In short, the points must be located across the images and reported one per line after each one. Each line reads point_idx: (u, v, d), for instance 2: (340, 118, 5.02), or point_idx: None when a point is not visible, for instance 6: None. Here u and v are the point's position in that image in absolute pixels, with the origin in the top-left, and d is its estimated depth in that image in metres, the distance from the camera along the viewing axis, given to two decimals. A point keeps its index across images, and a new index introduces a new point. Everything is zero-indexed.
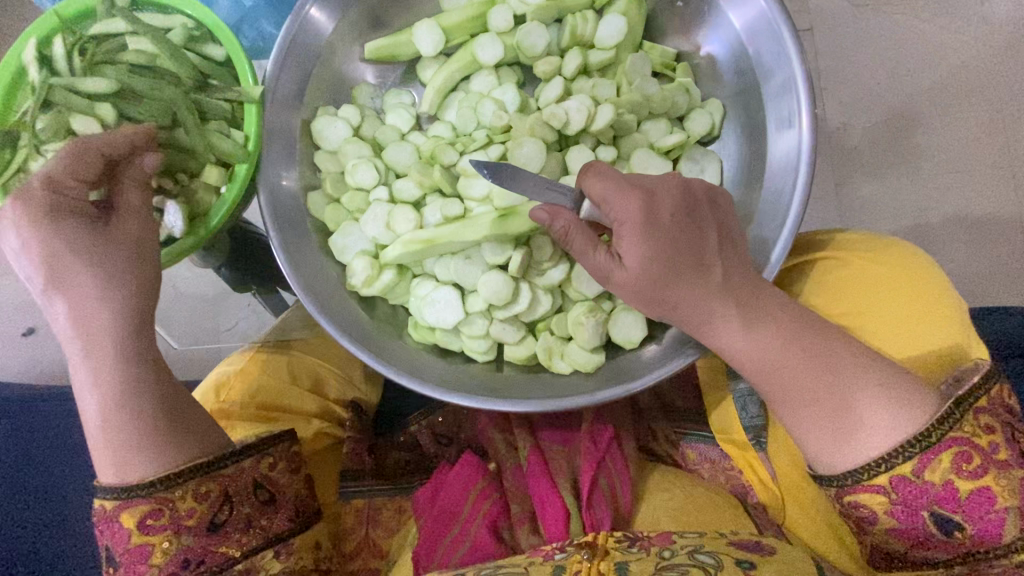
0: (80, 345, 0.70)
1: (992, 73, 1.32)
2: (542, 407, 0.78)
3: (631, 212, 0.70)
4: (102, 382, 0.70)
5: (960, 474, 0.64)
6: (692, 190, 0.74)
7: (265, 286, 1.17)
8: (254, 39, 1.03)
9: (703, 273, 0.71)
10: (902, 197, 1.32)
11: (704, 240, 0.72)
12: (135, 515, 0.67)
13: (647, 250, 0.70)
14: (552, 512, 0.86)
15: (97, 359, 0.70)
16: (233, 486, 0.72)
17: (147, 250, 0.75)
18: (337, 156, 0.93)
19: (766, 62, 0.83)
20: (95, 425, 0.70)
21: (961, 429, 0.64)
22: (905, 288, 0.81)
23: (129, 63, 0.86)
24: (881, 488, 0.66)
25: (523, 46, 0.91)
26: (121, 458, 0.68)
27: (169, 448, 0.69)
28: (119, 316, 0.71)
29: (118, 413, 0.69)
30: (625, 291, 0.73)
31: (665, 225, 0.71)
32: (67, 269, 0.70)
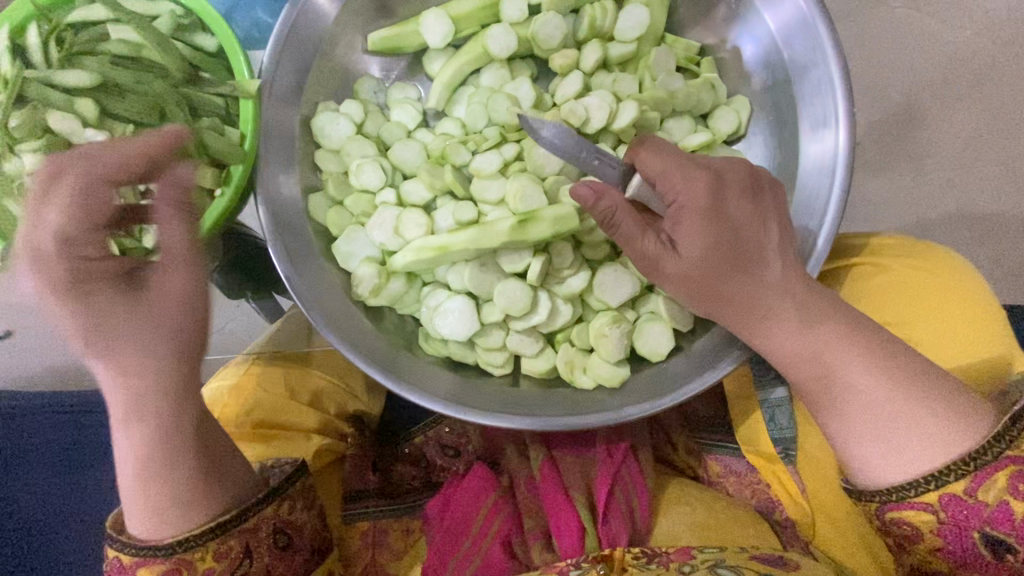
0: (130, 395, 0.64)
1: (994, 67, 1.28)
2: (564, 425, 0.73)
3: (694, 198, 0.65)
4: (139, 434, 0.65)
5: (1017, 496, 0.59)
6: (760, 179, 0.69)
7: (261, 292, 1.10)
8: (248, 28, 0.95)
9: (761, 268, 0.67)
10: (910, 194, 1.27)
11: (767, 236, 0.67)
12: (154, 571, 0.66)
13: (703, 243, 0.65)
14: (566, 524, 0.79)
15: (131, 415, 0.64)
16: (255, 544, 0.71)
17: (195, 308, 0.65)
18: (339, 156, 0.87)
19: (801, 62, 0.78)
20: (129, 474, 0.65)
21: (1021, 448, 0.59)
22: (945, 300, 0.79)
23: (112, 54, 0.80)
24: (927, 507, 0.62)
25: (539, 38, 0.85)
26: (155, 513, 0.66)
27: (209, 505, 0.67)
28: (172, 376, 0.65)
29: (153, 470, 0.65)
30: (674, 281, 0.68)
31: (731, 212, 0.66)
32: (112, 335, 0.61)
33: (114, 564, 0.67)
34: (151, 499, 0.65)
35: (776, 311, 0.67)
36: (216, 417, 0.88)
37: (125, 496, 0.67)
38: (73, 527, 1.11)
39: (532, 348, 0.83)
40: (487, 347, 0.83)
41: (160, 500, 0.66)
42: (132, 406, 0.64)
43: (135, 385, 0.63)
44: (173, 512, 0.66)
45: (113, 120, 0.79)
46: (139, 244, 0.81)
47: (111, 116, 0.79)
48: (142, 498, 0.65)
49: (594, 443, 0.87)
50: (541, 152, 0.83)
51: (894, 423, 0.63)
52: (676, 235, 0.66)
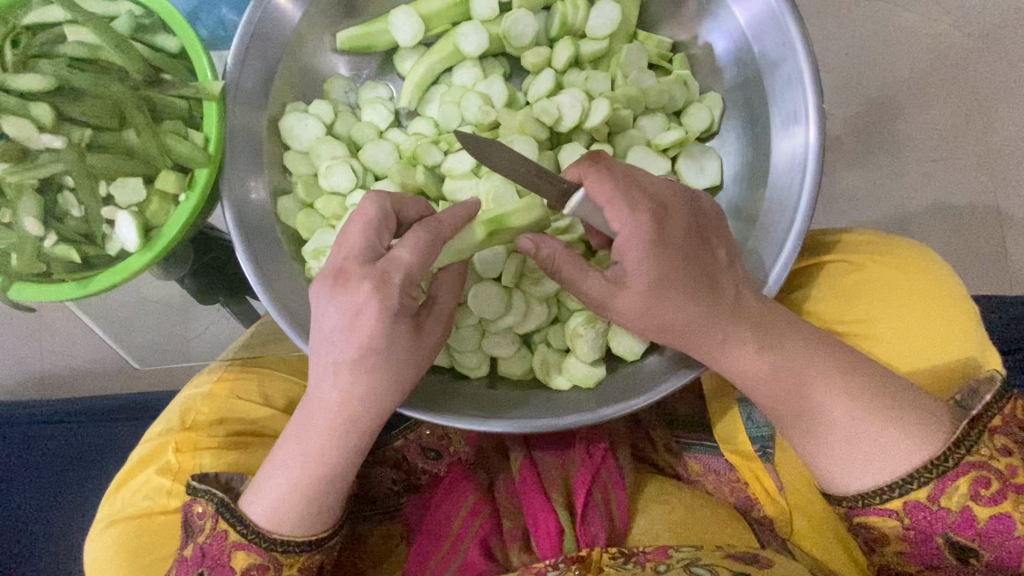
0: (349, 405, 0.68)
1: (969, 61, 1.29)
2: (535, 429, 0.73)
3: (639, 230, 0.64)
4: (343, 439, 0.69)
5: (977, 500, 0.62)
6: (699, 203, 0.70)
7: (237, 295, 1.05)
8: (213, 28, 0.93)
9: (715, 296, 0.67)
10: (886, 188, 1.28)
11: (715, 262, 0.68)
12: (247, 560, 0.71)
13: (653, 280, 0.65)
14: (545, 528, 0.78)
15: (348, 431, 0.69)
16: (329, 558, 0.77)
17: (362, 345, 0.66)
18: (309, 157, 0.85)
19: (770, 55, 0.78)
20: (313, 478, 0.70)
21: (979, 453, 0.62)
22: (918, 296, 0.79)
23: (68, 56, 0.77)
24: (894, 513, 0.64)
25: (510, 35, 0.84)
26: (308, 517, 0.71)
27: (336, 507, 0.73)
28: (388, 392, 0.68)
29: (327, 477, 0.71)
30: (627, 316, 0.68)
31: (677, 241, 0.66)
32: (376, 355, 0.65)
33: (217, 535, 0.71)
34: (301, 506, 0.71)
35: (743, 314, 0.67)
36: (189, 426, 0.86)
37: (269, 497, 0.71)
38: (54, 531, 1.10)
39: (507, 348, 0.81)
40: (461, 351, 0.81)
41: (313, 503, 0.71)
42: (355, 421, 0.68)
43: (374, 403, 0.68)
44: (328, 511, 0.73)
45: (70, 125, 0.77)
46: (102, 251, 0.80)
47: (68, 121, 0.77)
48: (295, 504, 0.70)
49: (573, 443, 0.86)
50: (514, 152, 0.81)
51: (861, 415, 0.65)
52: (626, 269, 0.65)
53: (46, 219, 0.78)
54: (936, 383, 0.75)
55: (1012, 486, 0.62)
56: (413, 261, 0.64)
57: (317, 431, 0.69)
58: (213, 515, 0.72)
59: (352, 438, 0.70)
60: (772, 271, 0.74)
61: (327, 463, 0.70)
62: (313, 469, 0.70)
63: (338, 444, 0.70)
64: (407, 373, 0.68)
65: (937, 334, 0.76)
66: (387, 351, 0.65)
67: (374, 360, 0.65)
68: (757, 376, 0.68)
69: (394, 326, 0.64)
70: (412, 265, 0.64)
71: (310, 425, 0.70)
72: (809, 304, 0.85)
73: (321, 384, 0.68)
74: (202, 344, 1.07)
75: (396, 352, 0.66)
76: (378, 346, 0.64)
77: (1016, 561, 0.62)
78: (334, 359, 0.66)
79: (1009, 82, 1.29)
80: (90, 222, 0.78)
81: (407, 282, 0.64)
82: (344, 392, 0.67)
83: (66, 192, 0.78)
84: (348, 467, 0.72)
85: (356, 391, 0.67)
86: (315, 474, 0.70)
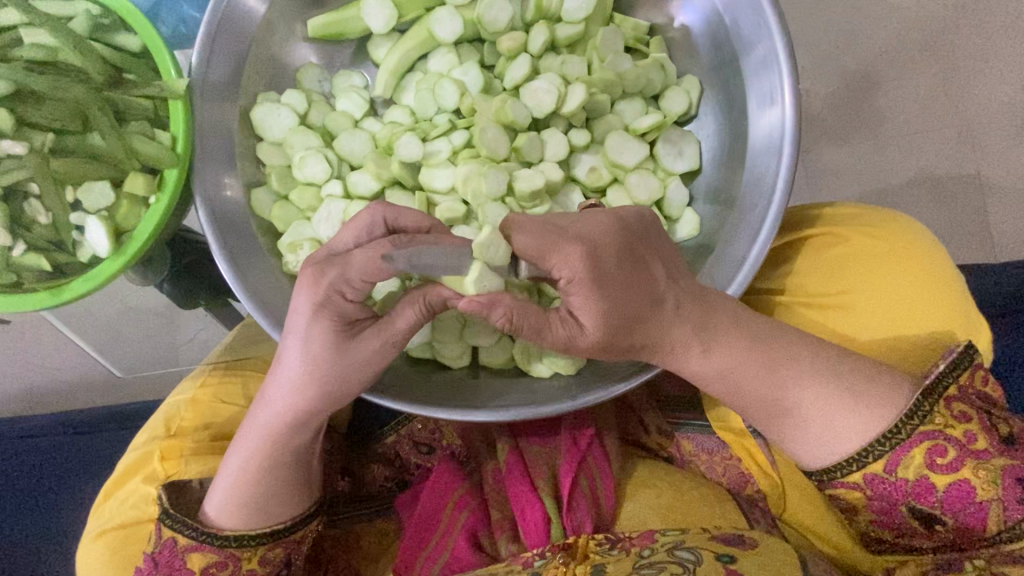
0: (299, 404, 0.68)
1: (948, 30, 1.29)
2: (508, 417, 0.72)
3: (574, 272, 0.60)
4: (295, 434, 0.71)
5: (934, 469, 0.63)
6: (630, 225, 0.65)
7: (218, 297, 1.02)
8: (174, 25, 0.91)
9: (659, 309, 0.64)
10: (871, 163, 1.28)
11: (654, 280, 0.64)
12: (205, 559, 0.72)
13: (604, 316, 0.61)
14: (532, 517, 0.77)
15: (299, 427, 0.70)
16: (295, 555, 0.77)
17: (320, 365, 0.65)
18: (282, 148, 0.84)
19: (745, 34, 0.77)
20: (262, 469, 0.71)
21: (932, 422, 0.63)
22: (900, 266, 0.80)
23: (26, 59, 0.75)
24: (856, 485, 0.66)
25: (484, 20, 0.82)
26: (259, 509, 0.72)
27: (289, 502, 0.74)
28: (333, 396, 0.67)
29: (272, 474, 0.72)
30: (594, 352, 0.64)
31: (613, 275, 0.61)
32: (324, 361, 0.65)
33: (168, 542, 0.72)
34: (248, 502, 0.72)
35: (706, 295, 0.67)
36: (173, 433, 0.85)
37: (222, 488, 0.73)
38: (49, 545, 1.09)
39: (489, 338, 0.80)
40: (444, 342, 0.80)
41: (259, 500, 0.72)
42: (296, 418, 0.69)
43: (309, 403, 0.68)
44: (276, 508, 0.73)
45: (31, 129, 0.75)
46: (75, 258, 0.79)
47: (30, 125, 0.75)
48: (240, 500, 0.72)
49: (558, 430, 0.86)
50: (490, 137, 0.80)
51: (840, 393, 0.66)
52: (576, 313, 0.62)
53: (13, 228, 0.76)
54: (918, 354, 0.75)
55: (970, 453, 0.62)
56: (359, 264, 0.61)
57: (261, 426, 0.71)
58: (160, 524, 0.73)
59: (296, 435, 0.71)
60: (750, 252, 0.73)
61: (271, 457, 0.71)
62: (257, 466, 0.71)
63: (282, 441, 0.71)
64: (341, 378, 0.66)
65: (920, 306, 0.77)
66: (315, 352, 0.65)
67: (326, 368, 0.65)
68: (732, 367, 0.67)
69: (322, 326, 0.64)
70: (353, 263, 0.61)
71: (266, 421, 0.70)
72: (792, 280, 0.85)
73: (275, 380, 0.69)
74: (193, 350, 1.03)
75: (352, 357, 0.65)
76: (307, 343, 0.65)
77: (981, 526, 0.63)
78: (288, 357, 0.66)
79: (986, 52, 1.29)
80: (59, 229, 0.77)
81: (344, 279, 0.62)
82: (281, 389, 0.68)
83: (31, 200, 0.76)
84: (293, 461, 0.73)
85: (293, 388, 0.67)
86: (258, 470, 0.71)
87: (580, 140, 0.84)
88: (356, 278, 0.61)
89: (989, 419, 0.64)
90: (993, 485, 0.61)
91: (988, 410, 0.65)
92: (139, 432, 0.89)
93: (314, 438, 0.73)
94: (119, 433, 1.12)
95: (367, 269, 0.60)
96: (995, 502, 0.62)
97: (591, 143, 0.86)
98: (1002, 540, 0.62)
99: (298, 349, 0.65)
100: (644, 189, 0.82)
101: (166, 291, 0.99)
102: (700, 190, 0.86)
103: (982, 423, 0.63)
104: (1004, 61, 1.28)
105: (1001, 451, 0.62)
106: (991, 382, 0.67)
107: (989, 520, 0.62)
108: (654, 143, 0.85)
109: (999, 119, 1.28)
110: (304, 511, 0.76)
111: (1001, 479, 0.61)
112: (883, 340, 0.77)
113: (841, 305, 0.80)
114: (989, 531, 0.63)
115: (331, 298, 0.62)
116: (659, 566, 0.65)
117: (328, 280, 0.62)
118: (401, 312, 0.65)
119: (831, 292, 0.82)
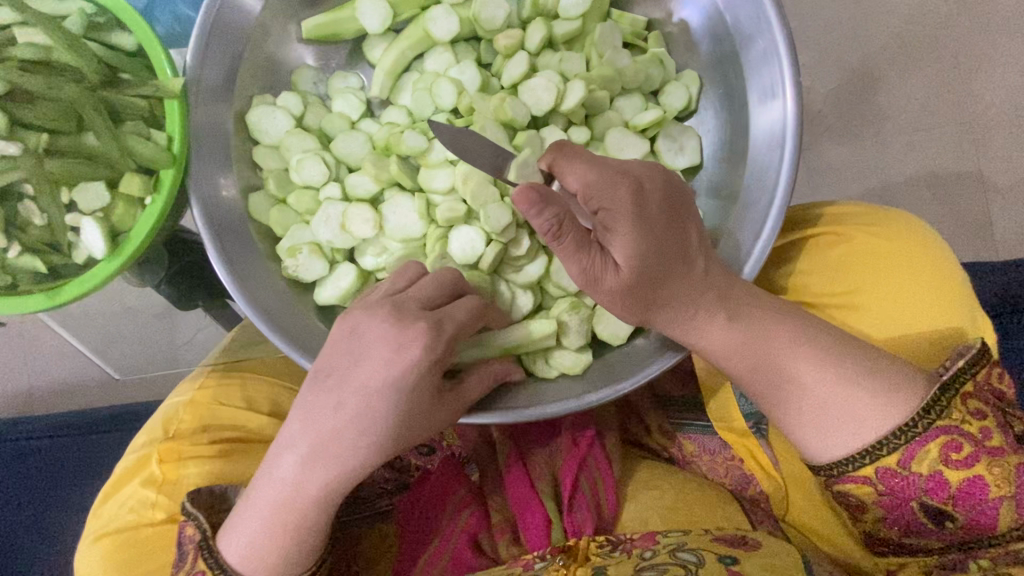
0: (345, 461, 0.65)
1: (948, 26, 1.28)
2: (519, 418, 0.71)
3: (617, 203, 0.62)
4: (328, 495, 0.66)
5: (948, 464, 0.62)
6: (674, 179, 0.67)
7: (216, 299, 1.01)
8: (169, 24, 0.90)
9: (688, 265, 0.65)
10: (872, 160, 1.27)
11: (687, 237, 0.65)
12: None
13: (635, 251, 0.63)
14: (533, 523, 0.76)
15: (337, 488, 0.66)
16: None
17: (384, 415, 0.64)
18: (279, 151, 0.83)
19: (745, 29, 0.76)
20: (285, 528, 0.66)
21: (950, 417, 0.62)
22: (903, 265, 0.79)
23: (19, 59, 0.73)
24: (867, 479, 0.64)
25: (481, 18, 0.82)
26: (281, 567, 0.67)
27: (313, 558, 0.70)
28: (380, 451, 0.66)
29: (296, 525, 0.67)
30: (612, 292, 0.66)
31: (654, 216, 0.63)
32: (387, 412, 0.64)
33: (179, 567, 0.70)
34: (275, 563, 0.67)
35: (722, 296, 0.67)
36: (171, 435, 0.85)
37: (237, 543, 0.67)
38: (49, 547, 1.08)
39: None
40: None
41: (283, 551, 0.67)
42: (338, 478, 0.66)
43: (360, 459, 0.65)
44: (301, 557, 0.68)
45: (23, 130, 0.72)
46: (69, 259, 0.77)
47: (21, 126, 0.72)
48: (265, 551, 0.66)
49: (560, 432, 0.86)
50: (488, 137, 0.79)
51: (844, 393, 0.65)
52: (609, 245, 0.63)
53: (7, 229, 0.71)
54: (921, 354, 0.75)
55: (985, 450, 0.61)
56: (377, 264, 0.66)
57: (294, 485, 0.66)
58: (171, 536, 0.72)
59: (319, 481, 0.66)
60: (753, 248, 0.73)
61: (305, 518, 0.66)
62: (280, 516, 0.66)
63: (306, 488, 0.66)
64: (397, 432, 0.65)
65: (923, 303, 0.77)
66: (383, 404, 0.64)
67: (385, 421, 0.64)
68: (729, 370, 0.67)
69: (408, 374, 0.63)
70: (369, 259, 0.67)
71: (303, 480, 0.66)
72: (793, 280, 0.84)
73: (315, 435, 0.65)
74: (194, 350, 1.00)
75: (416, 407, 0.65)
76: (384, 394, 0.63)
77: (991, 522, 0.62)
78: (347, 411, 0.64)
79: (987, 48, 1.28)
80: (55, 231, 0.74)
81: (363, 280, 0.66)
82: (301, 421, 0.65)
83: (26, 201, 0.72)
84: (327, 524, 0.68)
85: (352, 444, 0.64)
86: (292, 530, 0.66)
87: (579, 137, 0.84)
88: (416, 306, 0.67)
89: (1002, 417, 0.63)
90: (1005, 481, 0.61)
91: (1002, 409, 0.64)
92: (136, 436, 0.89)
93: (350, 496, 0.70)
94: (118, 434, 1.11)
95: (426, 290, 0.68)
96: (1007, 498, 0.61)
97: (590, 140, 0.85)
98: (1009, 538, 0.63)
99: (369, 400, 0.64)
100: None
101: (162, 292, 0.96)
102: (701, 187, 0.85)
103: (996, 419, 0.63)
104: (1005, 57, 1.28)
105: (1016, 448, 0.62)
106: (1005, 380, 0.66)
107: (1000, 517, 0.62)
108: (654, 139, 0.85)
109: (1000, 116, 1.27)
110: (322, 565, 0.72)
111: (1014, 476, 0.61)
112: (885, 339, 0.77)
113: (844, 306, 0.80)
114: (997, 528, 0.62)
115: (428, 335, 0.64)
116: (661, 568, 0.65)
117: (421, 318, 0.64)
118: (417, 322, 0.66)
119: (833, 292, 0.81)
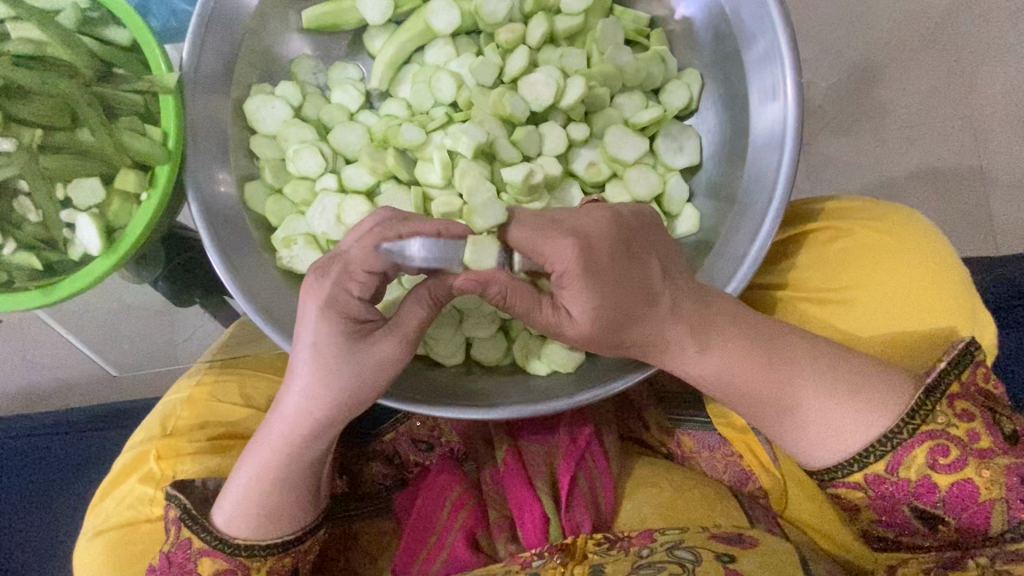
0: (310, 414, 0.66)
1: (949, 21, 1.27)
2: (510, 415, 0.71)
3: (566, 266, 0.60)
4: (309, 444, 0.69)
5: (937, 469, 0.62)
6: (624, 217, 0.65)
7: (214, 296, 0.99)
8: (165, 18, 0.90)
9: (652, 307, 0.64)
10: (871, 155, 1.26)
11: (650, 275, 0.64)
12: (214, 565, 0.71)
13: (593, 311, 0.62)
14: (529, 516, 0.77)
15: (310, 439, 0.69)
16: (302, 562, 0.76)
17: (333, 371, 0.64)
18: (276, 141, 0.83)
19: (747, 25, 0.76)
20: (271, 479, 0.70)
21: (935, 421, 0.62)
22: (901, 262, 0.78)
23: (14, 54, 0.75)
24: (858, 484, 0.65)
25: (482, 11, 0.80)
26: (269, 520, 0.71)
27: (299, 513, 0.72)
28: (340, 406, 0.66)
29: (281, 485, 0.70)
30: (581, 343, 0.65)
31: (608, 269, 0.61)
32: (335, 367, 0.64)
33: (182, 543, 0.71)
34: (258, 514, 0.70)
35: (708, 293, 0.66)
36: (170, 432, 0.84)
37: (229, 498, 0.71)
38: (53, 544, 1.09)
39: (487, 330, 0.79)
40: (438, 340, 0.78)
41: (271, 511, 0.71)
42: (306, 429, 0.68)
43: (319, 413, 0.66)
44: (286, 517, 0.72)
45: (18, 125, 0.74)
46: (66, 257, 0.77)
47: (16, 122, 0.74)
48: (253, 507, 0.70)
49: (558, 429, 0.86)
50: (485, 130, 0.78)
51: (840, 394, 0.64)
52: (567, 304, 0.63)
53: (3, 226, 0.75)
54: (917, 354, 0.74)
55: (974, 452, 0.61)
56: (359, 259, 0.61)
57: (272, 436, 0.69)
58: (178, 523, 0.72)
59: (307, 447, 0.69)
60: (749, 251, 0.72)
61: (281, 470, 0.70)
62: (268, 475, 0.70)
63: (293, 452, 0.69)
64: (352, 388, 0.65)
65: (922, 302, 0.76)
66: (327, 358, 0.64)
67: (335, 375, 0.64)
68: (725, 370, 0.66)
69: (335, 330, 0.63)
70: (349, 255, 0.62)
71: (276, 431, 0.69)
72: (789, 275, 0.84)
73: (285, 391, 0.67)
74: (192, 348, 1.00)
75: (364, 365, 0.64)
76: (320, 349, 0.64)
77: (985, 524, 0.62)
78: (297, 366, 0.65)
79: (988, 42, 1.27)
80: (49, 227, 0.76)
81: (347, 274, 0.62)
82: (295, 399, 0.66)
83: (22, 197, 0.75)
84: (305, 474, 0.71)
85: (304, 398, 0.66)
86: (268, 480, 0.70)
87: (579, 135, 0.83)
88: (360, 271, 0.62)
89: (992, 417, 0.63)
90: (996, 484, 0.61)
91: (992, 408, 0.64)
92: (131, 435, 0.88)
93: (326, 449, 0.72)
94: (118, 431, 1.11)
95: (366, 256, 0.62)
96: (998, 501, 0.61)
97: (590, 138, 0.85)
98: (1003, 540, 0.62)
99: (308, 358, 0.64)
100: (644, 186, 0.82)
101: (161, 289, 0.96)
102: (700, 187, 0.84)
103: (985, 420, 0.62)
104: (1005, 51, 1.27)
105: (1004, 449, 0.61)
106: (994, 380, 0.66)
107: (993, 519, 0.62)
108: (653, 138, 0.84)
109: (1001, 112, 1.26)
110: (314, 521, 0.75)
111: (1004, 478, 0.61)
112: (881, 339, 0.76)
113: (840, 303, 0.80)
114: (991, 530, 0.62)
115: (337, 295, 0.62)
116: (658, 567, 0.64)
117: (332, 277, 0.63)
118: (411, 309, 0.65)
119: (828, 289, 0.81)
